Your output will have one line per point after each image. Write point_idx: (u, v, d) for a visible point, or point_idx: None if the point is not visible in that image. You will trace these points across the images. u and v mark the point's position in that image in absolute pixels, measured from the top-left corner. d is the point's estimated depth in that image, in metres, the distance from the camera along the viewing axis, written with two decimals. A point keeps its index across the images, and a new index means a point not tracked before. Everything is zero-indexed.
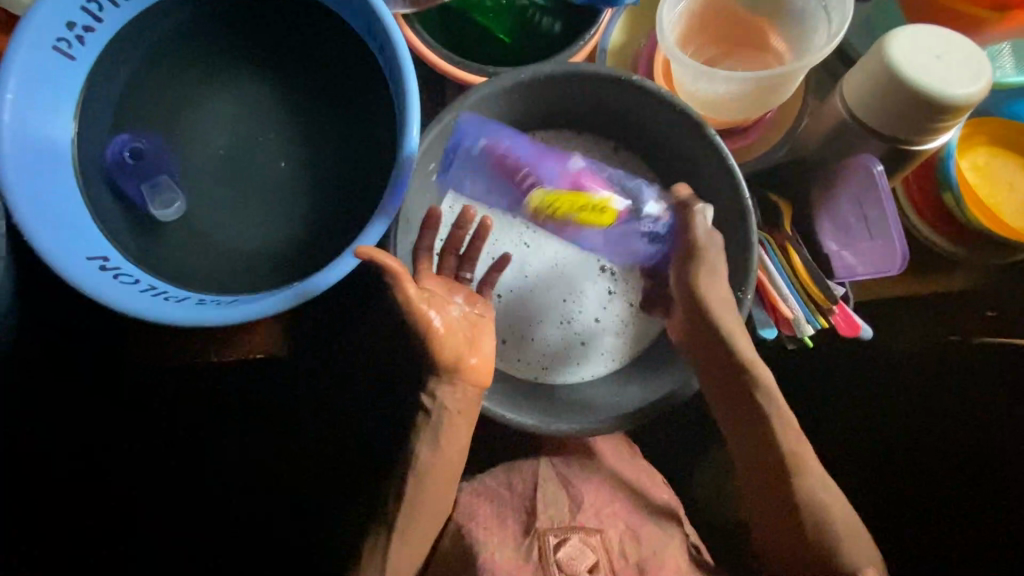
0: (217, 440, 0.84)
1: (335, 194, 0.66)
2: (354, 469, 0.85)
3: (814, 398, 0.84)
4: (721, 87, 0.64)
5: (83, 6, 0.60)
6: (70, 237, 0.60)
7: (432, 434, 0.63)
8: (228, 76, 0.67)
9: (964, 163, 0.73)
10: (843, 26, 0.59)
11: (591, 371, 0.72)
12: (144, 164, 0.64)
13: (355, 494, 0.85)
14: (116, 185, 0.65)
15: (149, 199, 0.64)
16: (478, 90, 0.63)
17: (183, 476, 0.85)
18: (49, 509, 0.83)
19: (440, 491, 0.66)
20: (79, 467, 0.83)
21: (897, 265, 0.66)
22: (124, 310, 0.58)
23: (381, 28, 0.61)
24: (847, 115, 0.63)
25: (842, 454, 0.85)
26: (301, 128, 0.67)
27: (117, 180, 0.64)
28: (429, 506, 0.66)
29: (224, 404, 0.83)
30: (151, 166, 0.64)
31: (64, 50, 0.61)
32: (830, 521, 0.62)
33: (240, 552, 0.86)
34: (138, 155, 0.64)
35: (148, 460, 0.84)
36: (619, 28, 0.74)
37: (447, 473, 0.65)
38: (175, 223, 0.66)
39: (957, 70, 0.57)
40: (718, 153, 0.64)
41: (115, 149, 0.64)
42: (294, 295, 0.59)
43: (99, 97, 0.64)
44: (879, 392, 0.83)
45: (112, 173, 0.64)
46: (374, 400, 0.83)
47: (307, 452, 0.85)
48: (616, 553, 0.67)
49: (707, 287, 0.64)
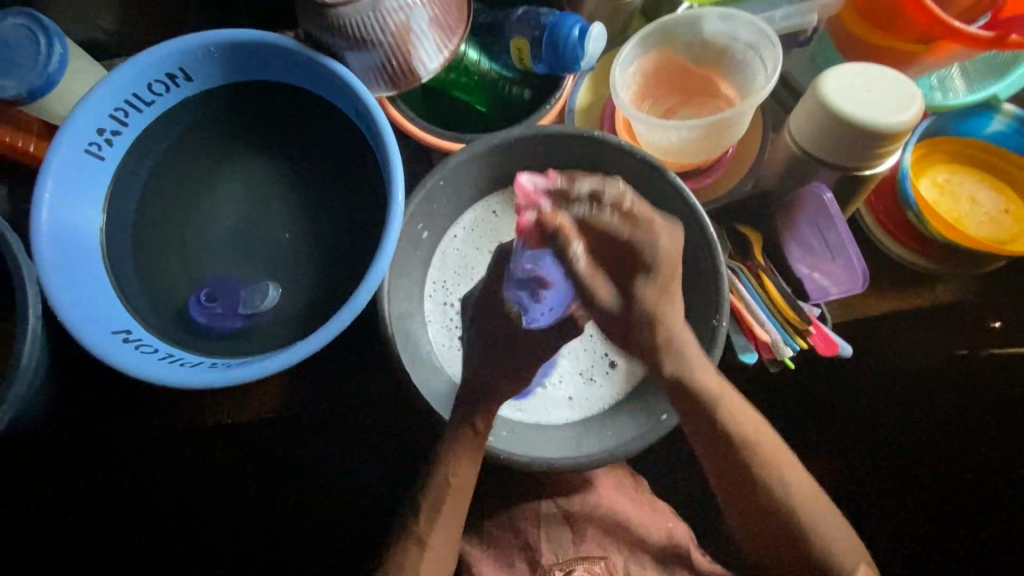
0: (240, 464, 0.95)
1: (333, 256, 0.73)
2: (370, 503, 0.99)
3: (777, 414, 0.92)
4: (673, 134, 0.70)
5: (111, 113, 0.69)
6: (98, 314, 0.66)
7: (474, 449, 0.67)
8: (236, 162, 0.76)
9: (925, 183, 0.78)
10: (775, 72, 0.65)
11: (564, 416, 0.73)
12: (221, 300, 0.71)
13: (367, 518, 0.99)
14: (215, 330, 0.71)
15: (250, 302, 0.71)
16: (458, 157, 0.70)
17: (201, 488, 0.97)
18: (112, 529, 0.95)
19: (446, 519, 0.68)
20: (98, 492, 0.94)
21: (860, 283, 0.70)
22: (144, 377, 0.64)
23: (365, 109, 0.69)
24: (798, 151, 0.69)
25: (814, 460, 0.92)
26: (303, 201, 0.75)
27: (222, 326, 0.70)
28: (444, 535, 0.68)
29: (250, 448, 0.94)
30: (227, 291, 0.72)
31: (94, 152, 0.70)
32: (806, 514, 0.64)
33: (270, 550, 0.99)
34: (212, 297, 0.71)
35: (162, 488, 0.96)
36: (585, 88, 0.82)
37: (455, 496, 0.68)
38: (208, 320, 0.71)
39: (888, 99, 0.62)
40: (679, 193, 0.69)
41: (197, 309, 0.71)
42: (302, 348, 0.64)
43: (126, 188, 0.73)
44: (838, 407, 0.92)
45: (212, 325, 0.71)
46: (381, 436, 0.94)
47: (326, 480, 0.98)
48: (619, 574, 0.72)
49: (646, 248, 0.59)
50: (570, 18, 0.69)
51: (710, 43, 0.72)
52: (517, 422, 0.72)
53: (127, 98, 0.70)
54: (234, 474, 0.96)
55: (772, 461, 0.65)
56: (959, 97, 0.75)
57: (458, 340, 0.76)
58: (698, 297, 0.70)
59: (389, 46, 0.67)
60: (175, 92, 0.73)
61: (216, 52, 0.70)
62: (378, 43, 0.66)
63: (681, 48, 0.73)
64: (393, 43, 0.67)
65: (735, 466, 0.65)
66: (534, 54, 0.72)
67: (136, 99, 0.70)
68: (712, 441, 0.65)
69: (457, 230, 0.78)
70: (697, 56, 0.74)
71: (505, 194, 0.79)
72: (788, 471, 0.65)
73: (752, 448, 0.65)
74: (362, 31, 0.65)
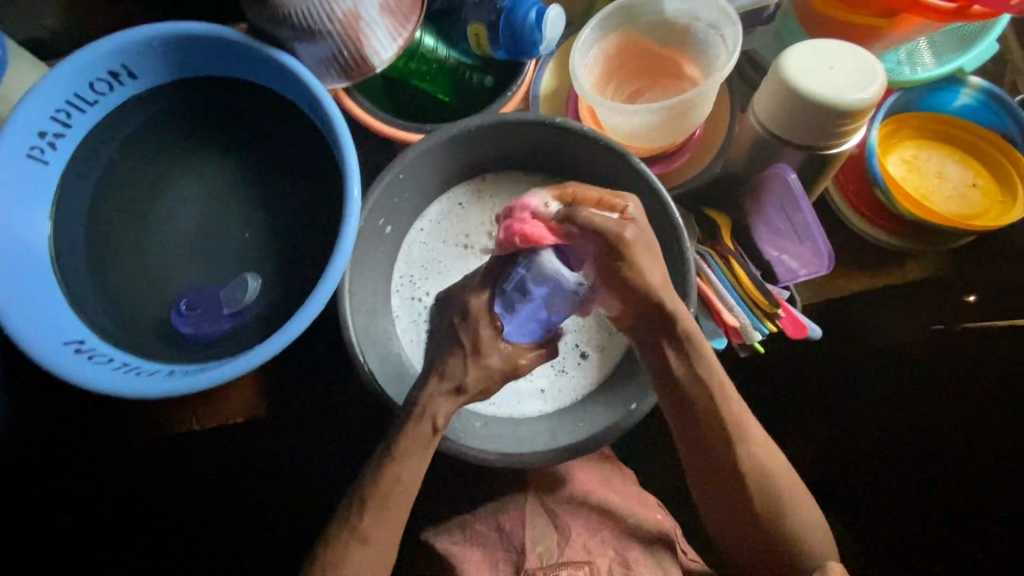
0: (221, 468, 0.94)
1: (293, 256, 0.71)
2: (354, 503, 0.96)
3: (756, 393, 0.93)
4: (636, 118, 0.68)
5: (52, 115, 0.66)
6: (48, 325, 0.64)
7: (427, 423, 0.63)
8: (191, 163, 0.73)
9: (893, 160, 0.77)
10: (737, 51, 0.64)
11: (536, 409, 0.73)
12: (202, 306, 0.69)
13: None
14: (204, 337, 0.69)
15: (234, 296, 0.69)
16: (417, 147, 0.68)
17: (201, 490, 0.97)
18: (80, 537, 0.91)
19: (394, 517, 0.62)
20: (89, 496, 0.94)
21: (826, 263, 0.70)
22: (99, 389, 0.62)
23: (318, 103, 0.66)
24: (762, 132, 0.68)
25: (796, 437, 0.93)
26: (260, 200, 0.73)
27: (211, 331, 0.68)
28: (392, 534, 0.62)
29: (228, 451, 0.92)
30: (206, 298, 0.69)
31: (37, 156, 0.67)
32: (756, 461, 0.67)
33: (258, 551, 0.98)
34: (193, 305, 0.69)
35: (154, 490, 0.95)
36: (550, 73, 0.79)
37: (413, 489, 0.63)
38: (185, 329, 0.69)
39: (851, 76, 0.61)
40: (644, 178, 0.67)
41: (180, 320, 0.69)
42: (262, 352, 0.62)
43: (75, 193, 0.70)
44: (819, 385, 0.91)
45: (198, 332, 0.68)
46: (361, 435, 0.92)
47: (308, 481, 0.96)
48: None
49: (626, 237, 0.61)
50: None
51: (672, 24, 0.70)
52: (491, 416, 0.71)
53: (68, 99, 0.66)
54: (215, 477, 0.95)
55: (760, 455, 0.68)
56: (927, 71, 0.74)
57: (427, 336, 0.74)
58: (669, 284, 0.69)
59: (338, 35, 0.64)
60: (120, 90, 0.70)
61: (159, 47, 0.67)
62: (327, 33, 0.64)
63: (643, 30, 0.72)
64: (343, 33, 0.64)
65: (695, 424, 0.67)
66: (492, 40, 0.70)
67: (78, 98, 0.67)
68: (696, 442, 0.68)
69: (422, 224, 0.77)
70: (660, 37, 0.72)
71: (471, 185, 0.77)
72: (763, 451, 0.68)
73: (748, 450, 0.67)
74: (309, 21, 0.62)
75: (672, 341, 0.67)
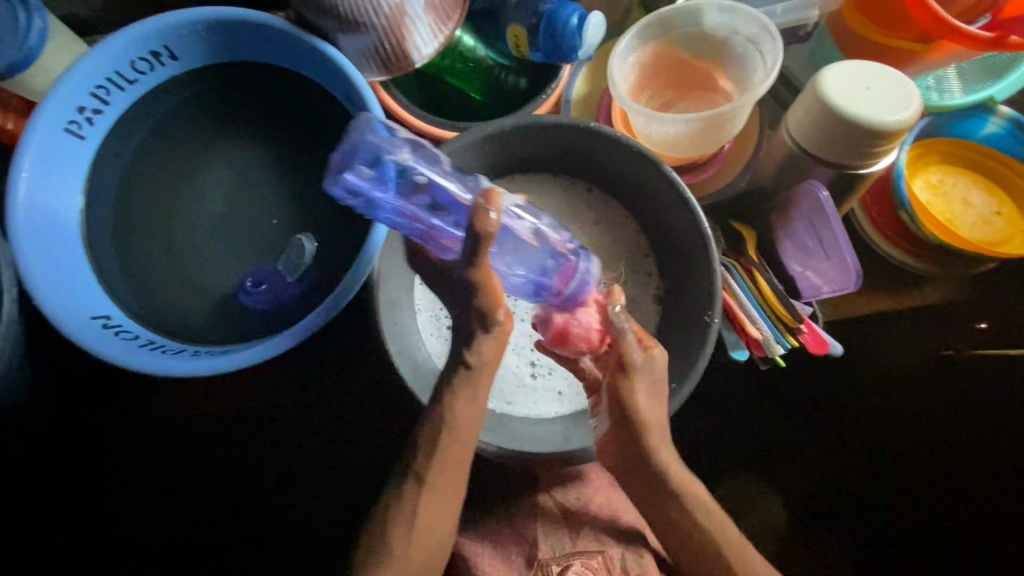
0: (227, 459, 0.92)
1: (321, 244, 0.72)
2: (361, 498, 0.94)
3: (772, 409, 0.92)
4: (671, 127, 0.68)
5: (91, 91, 0.66)
6: (76, 298, 0.64)
7: (476, 393, 0.62)
8: (224, 146, 0.74)
9: (919, 183, 0.78)
10: (776, 67, 0.65)
11: (552, 410, 0.73)
12: (267, 279, 0.69)
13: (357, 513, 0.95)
14: (277, 309, 0.70)
15: (290, 265, 0.70)
16: (451, 143, 0.67)
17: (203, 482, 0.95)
18: (55, 547, 0.87)
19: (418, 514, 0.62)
20: None
21: (854, 281, 0.69)
22: (123, 364, 0.62)
23: (357, 94, 0.67)
24: (793, 148, 0.68)
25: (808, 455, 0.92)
26: (291, 187, 0.74)
27: (282, 296, 0.69)
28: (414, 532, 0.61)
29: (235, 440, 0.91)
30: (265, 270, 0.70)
31: (74, 131, 0.67)
32: None
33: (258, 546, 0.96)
34: (259, 281, 0.70)
35: None
36: (581, 79, 0.80)
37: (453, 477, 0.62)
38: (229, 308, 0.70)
39: (887, 98, 0.62)
40: (675, 187, 0.68)
41: (249, 297, 0.69)
42: (287, 338, 0.63)
43: (107, 169, 0.71)
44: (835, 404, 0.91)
45: (271, 301, 0.69)
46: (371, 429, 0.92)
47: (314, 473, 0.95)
48: (617, 569, 0.70)
49: (637, 394, 0.62)
50: (569, 5, 0.68)
51: (709, 37, 0.71)
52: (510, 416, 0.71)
53: (109, 76, 0.67)
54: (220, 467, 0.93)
55: (745, 560, 0.63)
56: (956, 99, 0.75)
57: (447, 331, 0.74)
58: (694, 294, 0.69)
59: (382, 28, 0.65)
60: (160, 71, 0.70)
61: (203, 30, 0.68)
62: (371, 26, 0.64)
63: (679, 41, 0.72)
64: (386, 26, 0.64)
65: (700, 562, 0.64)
66: (532, 42, 0.70)
67: (118, 76, 0.68)
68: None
69: None
70: (695, 50, 0.73)
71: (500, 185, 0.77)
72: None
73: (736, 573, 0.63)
74: (355, 13, 0.63)
75: (696, 350, 0.66)
